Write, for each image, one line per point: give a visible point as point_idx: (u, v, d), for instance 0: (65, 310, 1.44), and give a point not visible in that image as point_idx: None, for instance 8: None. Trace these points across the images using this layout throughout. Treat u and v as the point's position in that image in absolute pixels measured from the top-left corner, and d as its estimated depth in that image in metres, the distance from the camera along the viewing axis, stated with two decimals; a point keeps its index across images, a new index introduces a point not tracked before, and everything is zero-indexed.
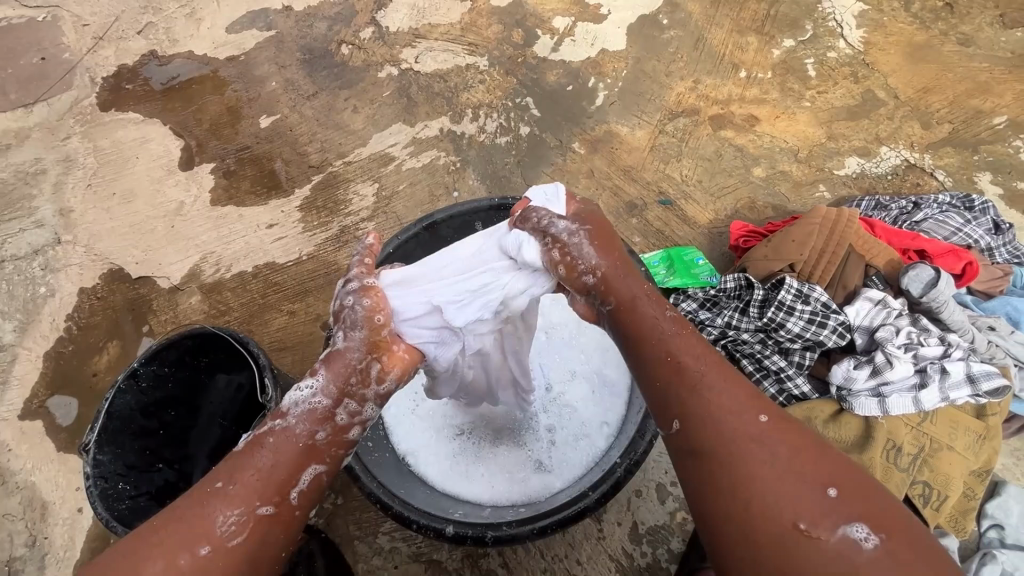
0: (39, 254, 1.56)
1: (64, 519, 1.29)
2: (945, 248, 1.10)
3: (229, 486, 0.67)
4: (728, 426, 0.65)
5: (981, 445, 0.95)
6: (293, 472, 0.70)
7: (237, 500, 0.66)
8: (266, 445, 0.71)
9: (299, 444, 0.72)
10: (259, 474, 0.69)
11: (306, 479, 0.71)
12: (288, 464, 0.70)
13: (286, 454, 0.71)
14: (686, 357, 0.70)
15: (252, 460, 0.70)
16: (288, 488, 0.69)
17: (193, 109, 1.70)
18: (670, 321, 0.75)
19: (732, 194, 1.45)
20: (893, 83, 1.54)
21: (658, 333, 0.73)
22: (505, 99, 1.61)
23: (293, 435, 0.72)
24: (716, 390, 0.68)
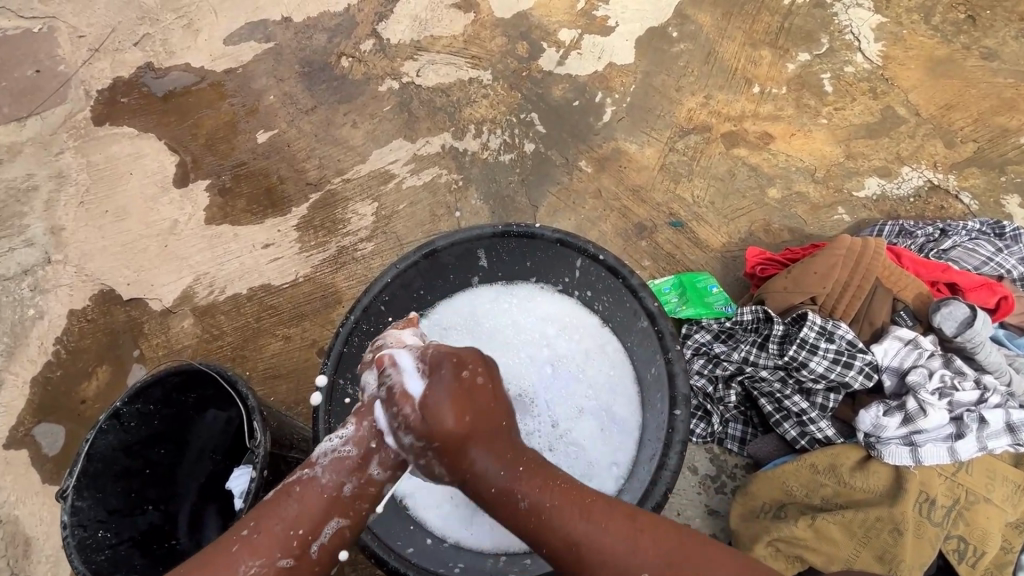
0: (29, 274, 1.52)
1: (48, 557, 1.24)
2: (978, 281, 1.07)
3: (254, 536, 0.71)
4: (625, 573, 0.66)
5: (1019, 496, 0.92)
6: (314, 527, 0.72)
7: (259, 554, 0.69)
8: (294, 496, 0.73)
9: (325, 499, 0.73)
10: (284, 526, 0.71)
11: (328, 532, 0.73)
12: (311, 520, 0.72)
13: (308, 513, 0.72)
14: (557, 531, 0.69)
15: (283, 508, 0.72)
16: (309, 540, 0.72)
17: (189, 123, 1.65)
18: (503, 478, 0.72)
19: (746, 215, 1.39)
20: (914, 99, 1.48)
21: (529, 523, 0.70)
22: (509, 115, 1.56)
23: (319, 488, 0.74)
24: (592, 535, 0.68)
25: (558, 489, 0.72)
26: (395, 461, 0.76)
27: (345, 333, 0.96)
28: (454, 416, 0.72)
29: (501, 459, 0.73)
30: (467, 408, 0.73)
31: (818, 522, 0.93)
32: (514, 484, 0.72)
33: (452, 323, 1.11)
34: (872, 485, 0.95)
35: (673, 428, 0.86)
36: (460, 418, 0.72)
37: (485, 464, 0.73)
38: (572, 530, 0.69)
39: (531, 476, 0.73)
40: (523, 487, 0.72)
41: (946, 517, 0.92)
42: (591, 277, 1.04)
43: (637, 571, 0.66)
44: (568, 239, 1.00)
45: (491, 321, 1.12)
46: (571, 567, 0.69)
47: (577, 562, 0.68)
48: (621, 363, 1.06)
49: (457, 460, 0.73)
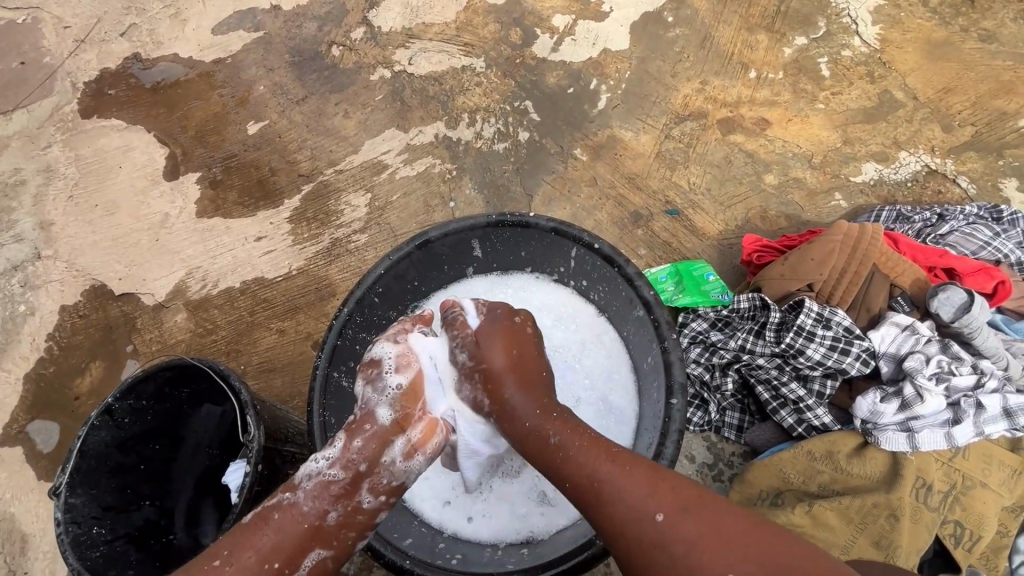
0: (19, 270, 1.50)
1: (46, 553, 1.24)
2: (976, 266, 1.06)
3: (225, 567, 0.68)
4: (634, 514, 0.65)
5: (1016, 480, 0.93)
6: (293, 558, 0.70)
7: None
8: (272, 524, 0.71)
9: (307, 527, 0.72)
10: (261, 557, 0.69)
11: (308, 564, 0.71)
12: (290, 550, 0.70)
13: (287, 543, 0.70)
14: (577, 466, 0.71)
15: (260, 537, 0.70)
16: (286, 572, 0.70)
17: (178, 115, 1.62)
18: (536, 417, 0.78)
19: (742, 202, 1.38)
20: (911, 83, 1.46)
21: (553, 458, 0.73)
22: (503, 103, 1.53)
23: (300, 514, 0.72)
24: (607, 472, 0.69)
25: (585, 432, 0.75)
26: (385, 488, 0.76)
27: (338, 325, 0.95)
28: (502, 353, 0.83)
29: (536, 401, 0.79)
30: (514, 347, 0.84)
31: (815, 509, 0.93)
32: (546, 423, 0.77)
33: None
34: (869, 472, 0.95)
35: (669, 417, 0.85)
36: (507, 354, 0.83)
37: (520, 399, 0.80)
38: (595, 465, 0.70)
39: (564, 420, 0.77)
40: (552, 428, 0.76)
41: (943, 503, 0.92)
42: (586, 266, 1.03)
43: (645, 510, 0.65)
44: (563, 227, 0.99)
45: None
46: (589, 503, 0.69)
47: (595, 496, 0.69)
48: (618, 352, 1.05)
49: (499, 393, 0.81)
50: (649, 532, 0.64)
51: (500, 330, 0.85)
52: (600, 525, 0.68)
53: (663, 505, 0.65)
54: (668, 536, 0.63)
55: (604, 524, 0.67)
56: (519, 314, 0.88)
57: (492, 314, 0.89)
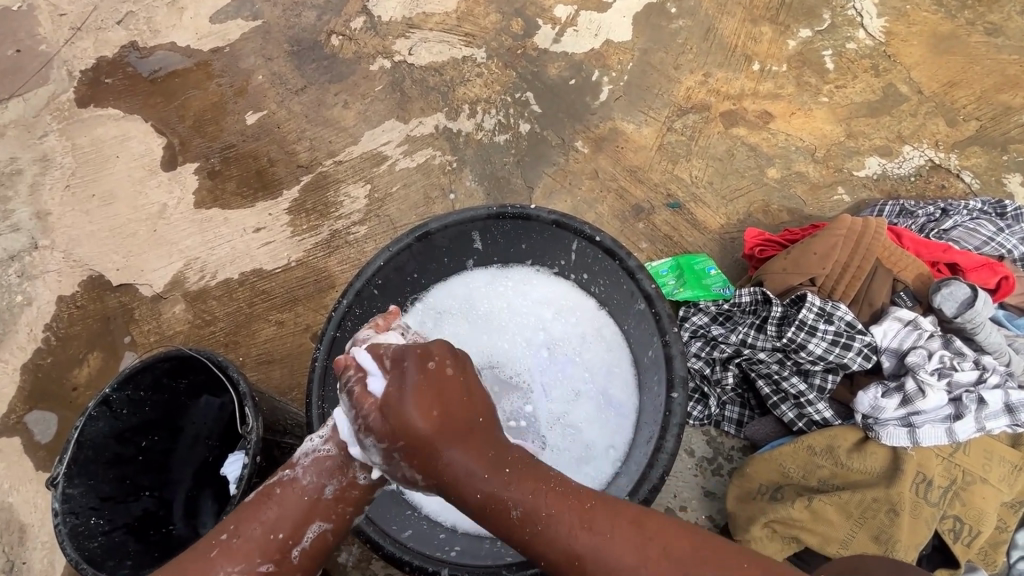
0: (15, 260, 1.49)
1: (44, 543, 1.24)
2: (979, 261, 1.06)
3: (232, 540, 0.70)
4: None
5: (1016, 476, 0.93)
6: (294, 531, 0.71)
7: (239, 557, 0.69)
8: (272, 498, 0.73)
9: (305, 500, 0.72)
10: (264, 529, 0.71)
11: (309, 537, 0.72)
12: (290, 523, 0.71)
13: (287, 515, 0.71)
14: (553, 543, 0.62)
15: (261, 510, 0.72)
16: (289, 545, 0.71)
17: (176, 104, 1.61)
18: (488, 483, 0.65)
19: (745, 196, 1.37)
20: (916, 76, 1.45)
21: (523, 535, 0.64)
22: (503, 94, 1.52)
23: (296, 488, 0.73)
24: (592, 547, 0.61)
25: (551, 493, 0.65)
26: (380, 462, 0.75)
27: (337, 317, 0.94)
28: (422, 416, 0.67)
29: (483, 461, 0.67)
30: (435, 403, 0.68)
31: (815, 503, 0.93)
32: (501, 488, 0.65)
33: (446, 308, 1.10)
34: (870, 466, 0.95)
35: (670, 411, 0.85)
36: (429, 416, 0.67)
37: (463, 463, 0.66)
38: (571, 538, 0.62)
39: (521, 480, 0.66)
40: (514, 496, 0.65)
41: (943, 497, 0.92)
42: (587, 259, 1.02)
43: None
44: (564, 220, 0.98)
45: (487, 304, 1.10)
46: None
47: (580, 573, 0.62)
48: (619, 346, 1.04)
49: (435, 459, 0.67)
50: None
51: (413, 382, 0.69)
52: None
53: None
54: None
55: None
56: (431, 355, 0.71)
57: (399, 363, 0.72)
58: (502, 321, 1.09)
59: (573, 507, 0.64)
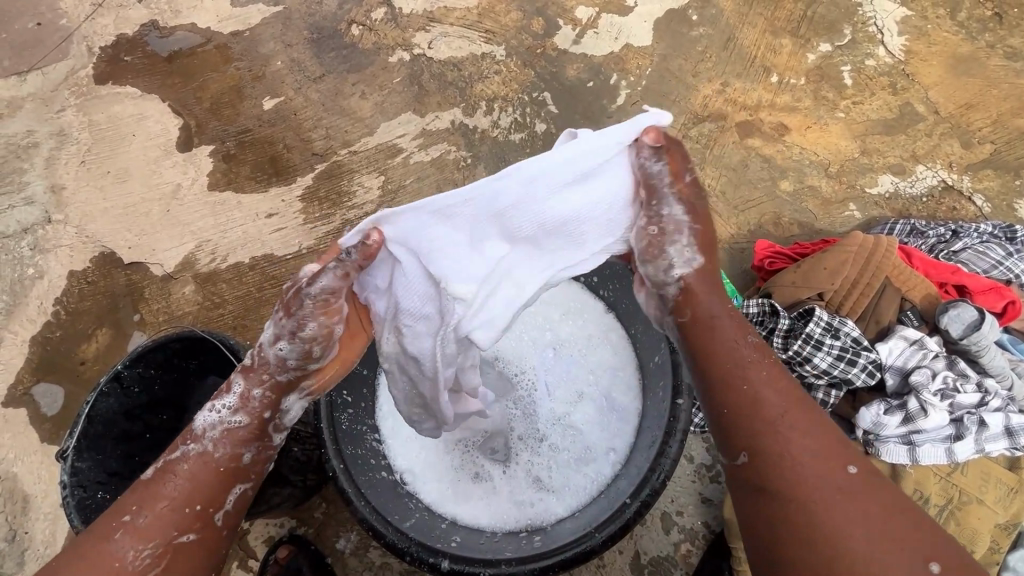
0: (28, 233, 1.50)
1: (46, 514, 1.25)
2: (987, 284, 1.07)
3: (138, 518, 0.68)
4: (809, 455, 0.68)
5: (1012, 498, 0.94)
6: (210, 500, 0.71)
7: (154, 535, 0.68)
8: (172, 475, 0.71)
9: (214, 469, 0.72)
10: (174, 505, 0.70)
11: (230, 499, 0.73)
12: (208, 492, 0.71)
13: (196, 485, 0.71)
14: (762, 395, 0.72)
15: (162, 488, 0.70)
16: (208, 511, 0.71)
17: (193, 86, 1.61)
18: (729, 334, 0.76)
19: (756, 207, 1.38)
20: (933, 96, 1.46)
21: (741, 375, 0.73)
22: (521, 93, 1.52)
23: (196, 463, 0.72)
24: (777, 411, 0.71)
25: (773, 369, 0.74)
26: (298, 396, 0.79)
27: None
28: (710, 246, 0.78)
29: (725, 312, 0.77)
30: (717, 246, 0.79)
31: None
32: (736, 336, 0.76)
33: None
34: None
35: (674, 417, 0.86)
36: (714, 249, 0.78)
37: (712, 306, 0.77)
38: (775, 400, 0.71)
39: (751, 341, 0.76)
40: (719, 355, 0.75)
41: (938, 516, 0.93)
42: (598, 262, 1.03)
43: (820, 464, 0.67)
44: None
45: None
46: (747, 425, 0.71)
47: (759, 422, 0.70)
48: (624, 350, 1.05)
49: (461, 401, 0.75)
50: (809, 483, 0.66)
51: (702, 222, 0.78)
52: (757, 447, 0.70)
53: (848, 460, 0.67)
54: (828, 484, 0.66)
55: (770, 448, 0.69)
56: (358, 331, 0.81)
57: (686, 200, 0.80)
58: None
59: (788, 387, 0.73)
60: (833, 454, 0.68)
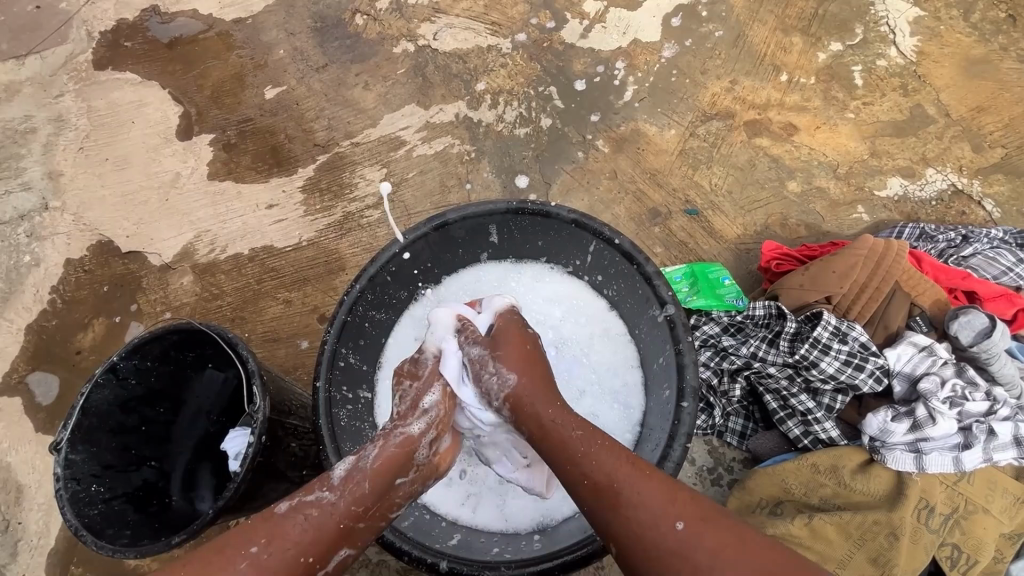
0: (25, 220, 1.48)
1: (40, 504, 1.24)
2: (998, 291, 1.06)
3: (264, 555, 0.66)
4: (605, 470, 0.69)
5: (1018, 508, 0.93)
6: (325, 554, 0.69)
7: (270, 575, 0.65)
8: (311, 519, 0.70)
9: (341, 523, 0.71)
10: (299, 550, 0.68)
11: (335, 561, 0.71)
12: (324, 546, 0.69)
13: (325, 537, 0.69)
14: (588, 469, 0.70)
15: (298, 530, 0.69)
16: (316, 568, 0.69)
17: (194, 73, 1.59)
18: (550, 415, 0.75)
19: (763, 208, 1.36)
20: (945, 99, 1.44)
21: (568, 452, 0.72)
22: (527, 87, 1.50)
23: (333, 517, 0.71)
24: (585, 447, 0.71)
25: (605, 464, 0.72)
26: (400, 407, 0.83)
27: (349, 302, 0.94)
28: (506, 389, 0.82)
29: (546, 399, 0.78)
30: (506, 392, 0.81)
31: (814, 522, 0.93)
32: (568, 424, 0.75)
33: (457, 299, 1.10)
34: (873, 489, 0.95)
35: (678, 420, 0.84)
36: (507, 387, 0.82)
37: (541, 407, 0.77)
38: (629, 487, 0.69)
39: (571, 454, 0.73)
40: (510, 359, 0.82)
41: (944, 525, 0.92)
42: (604, 261, 1.01)
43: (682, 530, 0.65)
44: (584, 220, 0.97)
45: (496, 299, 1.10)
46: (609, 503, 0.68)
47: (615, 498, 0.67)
48: (628, 351, 1.04)
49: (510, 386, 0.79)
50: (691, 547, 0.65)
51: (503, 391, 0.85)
52: (583, 443, 0.72)
53: (683, 514, 0.64)
54: (624, 496, 0.67)
55: (592, 502, 0.69)
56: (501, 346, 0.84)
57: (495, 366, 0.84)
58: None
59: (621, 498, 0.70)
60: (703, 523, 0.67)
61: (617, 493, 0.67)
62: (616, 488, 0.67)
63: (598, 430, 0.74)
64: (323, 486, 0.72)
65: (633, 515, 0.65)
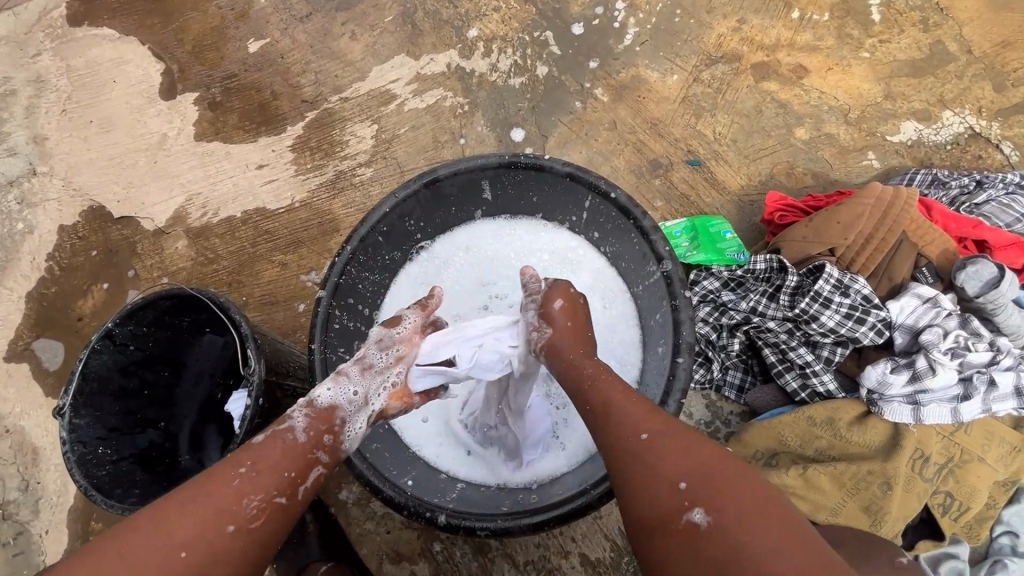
0: (14, 186, 1.46)
1: (56, 465, 1.28)
2: (1009, 240, 1.02)
3: (252, 470, 0.68)
4: (618, 430, 0.68)
5: (1014, 456, 0.93)
6: (302, 470, 0.72)
7: (263, 486, 0.67)
8: (285, 441, 0.72)
9: (308, 449, 0.73)
10: (279, 464, 0.70)
11: (311, 480, 0.72)
12: (299, 463, 0.72)
13: (298, 455, 0.72)
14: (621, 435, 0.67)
15: (276, 448, 0.71)
16: (296, 483, 0.71)
17: (173, 27, 1.52)
18: (578, 372, 0.76)
19: (769, 156, 1.29)
20: (968, 34, 1.34)
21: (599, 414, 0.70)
22: (521, 32, 1.42)
23: (306, 439, 0.73)
24: (603, 399, 0.71)
25: (624, 393, 0.72)
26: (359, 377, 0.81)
27: (341, 264, 0.93)
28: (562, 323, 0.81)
29: (577, 355, 0.78)
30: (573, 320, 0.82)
31: (808, 471, 0.94)
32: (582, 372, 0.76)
33: (452, 259, 1.09)
34: (869, 440, 0.95)
35: (674, 376, 0.84)
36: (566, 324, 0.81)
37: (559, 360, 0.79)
38: (624, 426, 0.68)
39: (603, 376, 0.75)
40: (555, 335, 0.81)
41: (938, 474, 0.93)
42: (600, 217, 0.99)
43: (669, 473, 0.62)
44: (579, 173, 0.94)
45: (491, 257, 1.09)
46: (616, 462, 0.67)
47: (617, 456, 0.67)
48: (625, 308, 1.03)
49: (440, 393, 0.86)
50: (667, 499, 0.61)
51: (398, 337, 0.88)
52: (603, 398, 0.71)
53: (687, 474, 0.61)
54: (641, 452, 0.65)
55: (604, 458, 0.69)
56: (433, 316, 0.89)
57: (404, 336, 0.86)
58: (503, 274, 1.09)
59: (616, 452, 0.67)
60: (664, 462, 0.63)
61: (626, 451, 0.66)
62: (626, 443, 0.66)
63: (617, 385, 0.73)
64: (294, 414, 0.75)
65: (635, 467, 0.64)
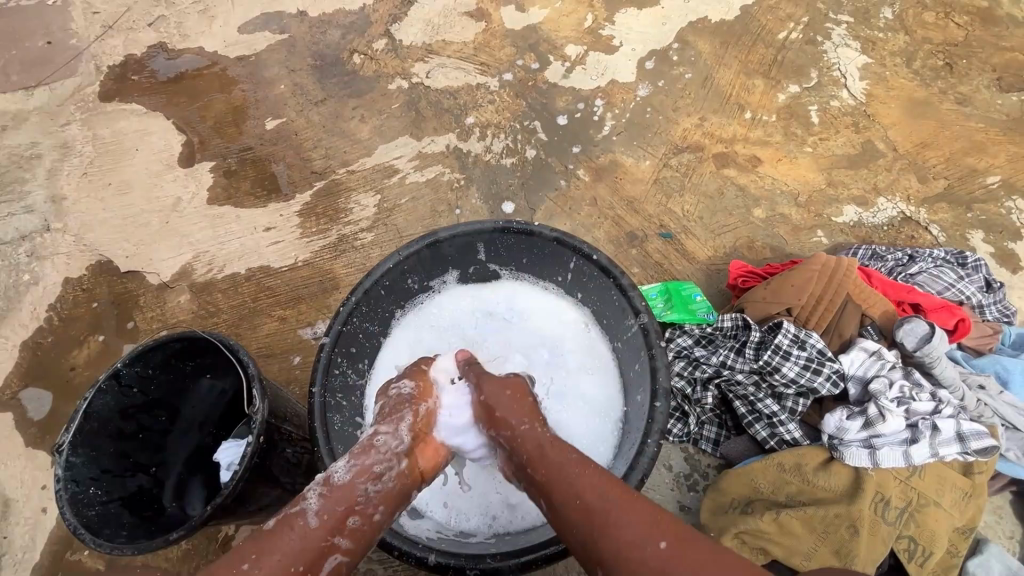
0: (26, 240, 1.53)
1: (25, 519, 1.24)
2: (939, 303, 1.16)
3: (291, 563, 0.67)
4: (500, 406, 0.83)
5: (966, 502, 1.00)
6: (312, 561, 0.69)
7: (308, 557, 0.68)
8: (297, 528, 0.70)
9: (321, 536, 0.70)
10: (286, 559, 0.67)
11: (328, 566, 0.70)
12: (310, 556, 0.68)
13: (309, 547, 0.69)
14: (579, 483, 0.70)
15: (289, 538, 0.69)
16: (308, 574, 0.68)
17: (198, 105, 1.68)
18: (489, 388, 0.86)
19: (731, 232, 1.46)
20: (892, 136, 1.58)
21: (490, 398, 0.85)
22: (513, 121, 1.62)
23: (317, 523, 0.71)
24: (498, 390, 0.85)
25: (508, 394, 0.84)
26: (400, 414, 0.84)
27: (345, 313, 1.00)
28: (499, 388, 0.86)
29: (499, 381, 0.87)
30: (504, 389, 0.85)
31: (781, 517, 0.99)
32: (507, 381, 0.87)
33: (448, 311, 1.18)
34: (833, 484, 1.01)
35: (652, 418, 0.91)
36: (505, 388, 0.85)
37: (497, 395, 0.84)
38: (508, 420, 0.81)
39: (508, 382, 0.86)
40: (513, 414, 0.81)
41: (899, 518, 0.98)
42: (583, 277, 1.09)
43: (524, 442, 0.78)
44: (565, 238, 1.06)
45: (494, 303, 1.19)
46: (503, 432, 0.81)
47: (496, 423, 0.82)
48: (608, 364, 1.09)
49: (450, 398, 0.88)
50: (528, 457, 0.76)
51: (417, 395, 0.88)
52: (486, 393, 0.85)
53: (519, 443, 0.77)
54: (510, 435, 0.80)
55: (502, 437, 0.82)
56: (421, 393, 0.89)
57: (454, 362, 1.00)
58: (495, 319, 1.17)
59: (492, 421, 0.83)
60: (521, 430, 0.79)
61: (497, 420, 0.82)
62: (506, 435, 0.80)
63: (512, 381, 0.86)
64: (308, 495, 0.73)
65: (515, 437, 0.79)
